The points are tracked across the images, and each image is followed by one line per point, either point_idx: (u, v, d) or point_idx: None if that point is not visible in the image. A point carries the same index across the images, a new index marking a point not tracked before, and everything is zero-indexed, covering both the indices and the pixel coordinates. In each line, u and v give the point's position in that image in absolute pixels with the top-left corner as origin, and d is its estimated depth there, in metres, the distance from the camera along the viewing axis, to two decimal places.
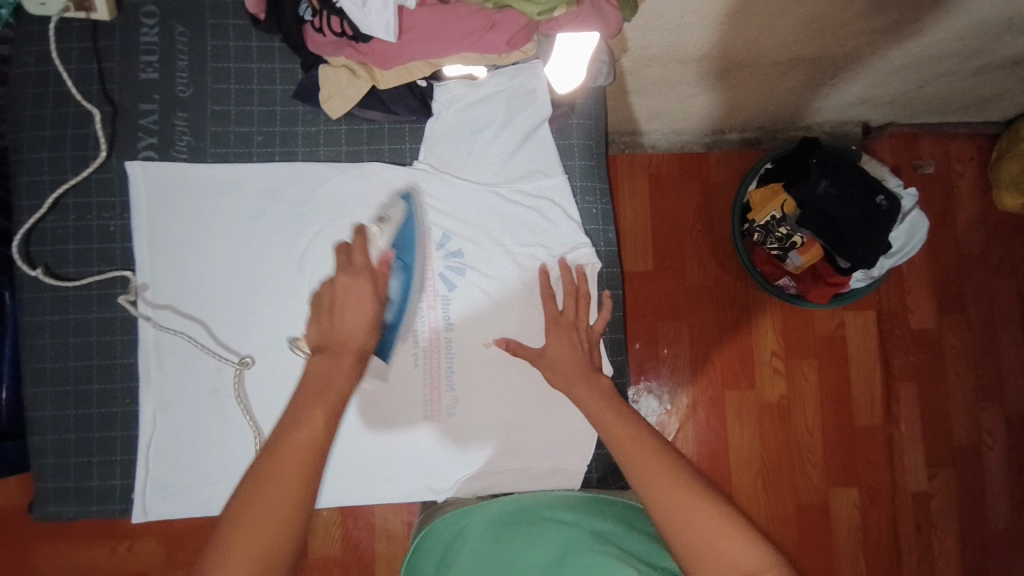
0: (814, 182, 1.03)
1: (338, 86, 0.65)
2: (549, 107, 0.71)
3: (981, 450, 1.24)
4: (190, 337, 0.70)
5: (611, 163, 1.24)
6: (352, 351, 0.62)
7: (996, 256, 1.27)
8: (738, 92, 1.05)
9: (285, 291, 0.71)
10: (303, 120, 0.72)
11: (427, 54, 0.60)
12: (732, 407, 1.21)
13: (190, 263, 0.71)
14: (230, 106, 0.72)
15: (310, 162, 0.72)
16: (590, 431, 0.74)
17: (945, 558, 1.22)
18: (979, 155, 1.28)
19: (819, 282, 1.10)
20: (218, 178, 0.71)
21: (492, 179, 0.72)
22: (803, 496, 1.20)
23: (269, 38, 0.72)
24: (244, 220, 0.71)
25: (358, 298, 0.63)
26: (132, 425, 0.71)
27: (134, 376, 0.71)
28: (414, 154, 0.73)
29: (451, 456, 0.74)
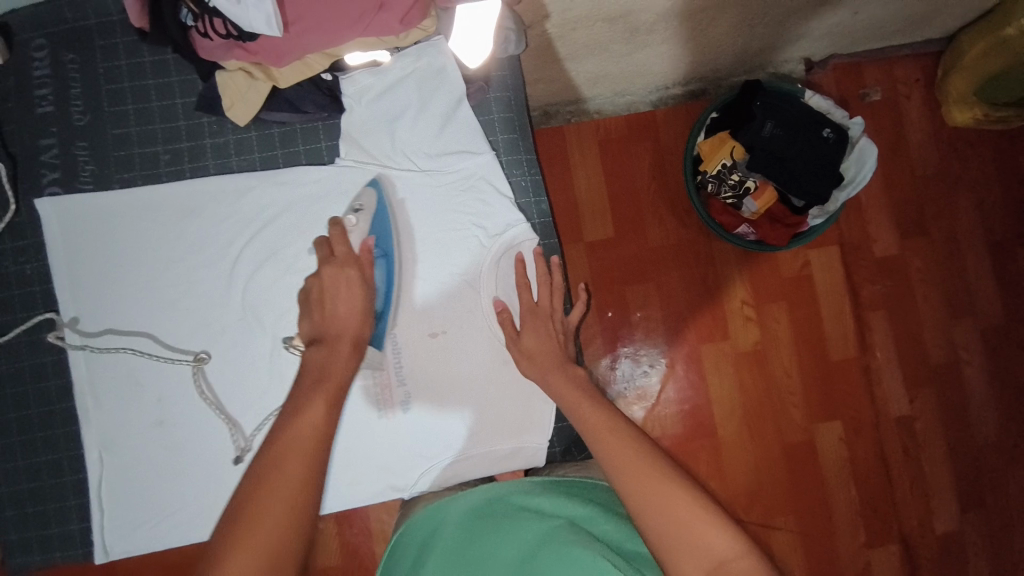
0: (760, 125, 1.04)
1: (239, 92, 0.64)
2: (461, 83, 0.69)
3: (958, 367, 1.26)
4: (125, 370, 0.69)
5: (560, 135, 1.22)
6: (348, 340, 0.65)
7: (951, 174, 1.28)
8: (672, 45, 1.03)
9: (218, 308, 0.70)
10: (209, 132, 0.69)
11: (320, 45, 0.57)
12: (711, 360, 1.22)
13: (116, 294, 0.69)
14: (131, 128, 0.69)
15: (223, 174, 0.69)
16: (548, 408, 0.74)
17: (935, 475, 1.25)
18: (925, 76, 1.28)
19: (776, 224, 1.09)
20: (131, 205, 0.68)
21: (418, 165, 0.71)
22: (789, 436, 1.22)
23: (161, 51, 0.69)
24: (166, 244, 0.69)
25: (348, 287, 0.66)
26: (82, 468, 0.69)
27: (75, 418, 0.69)
28: (332, 151, 0.70)
29: (411, 450, 0.74)
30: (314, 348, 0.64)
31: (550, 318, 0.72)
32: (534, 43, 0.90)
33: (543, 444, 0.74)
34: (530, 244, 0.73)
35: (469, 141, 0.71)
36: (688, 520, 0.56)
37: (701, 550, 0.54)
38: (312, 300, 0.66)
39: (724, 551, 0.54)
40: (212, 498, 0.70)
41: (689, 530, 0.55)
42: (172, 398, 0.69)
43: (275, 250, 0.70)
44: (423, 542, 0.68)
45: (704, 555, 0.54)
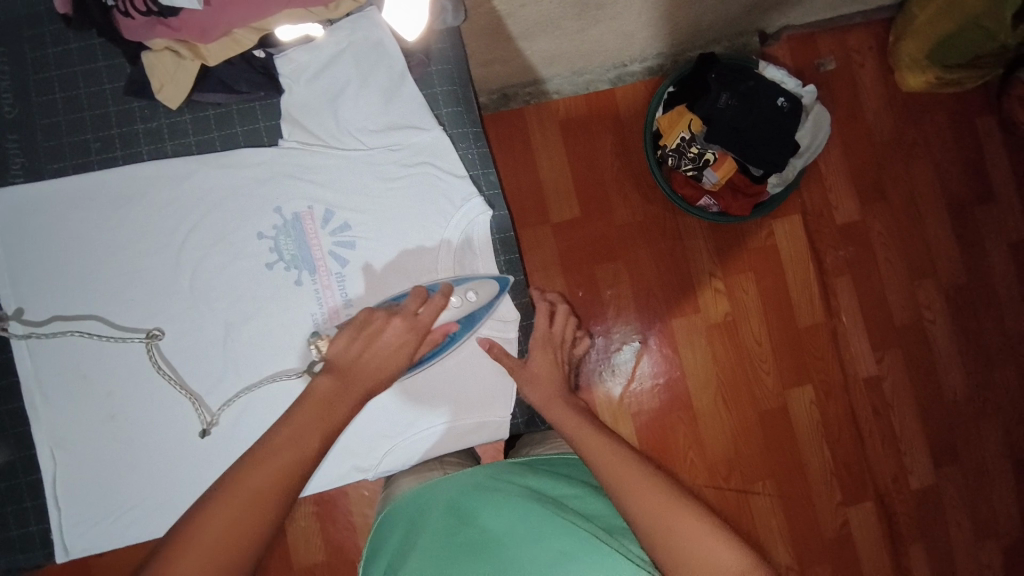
0: (716, 97, 1.04)
1: (167, 72, 0.62)
2: (400, 56, 0.68)
3: (923, 325, 1.29)
4: (72, 363, 0.67)
5: (522, 117, 1.22)
6: (361, 386, 0.62)
7: (907, 139, 1.30)
8: (625, 20, 1.03)
9: (162, 296, 0.68)
10: (141, 117, 0.68)
11: (247, 16, 0.57)
12: (683, 332, 1.23)
13: (58, 287, 0.67)
14: (60, 117, 0.67)
15: (159, 159, 0.68)
16: (509, 380, 0.74)
17: (906, 433, 1.28)
18: (876, 42, 1.29)
19: (738, 195, 1.11)
20: (68, 195, 0.67)
21: (364, 144, 0.70)
22: (763, 403, 1.23)
23: (88, 37, 0.67)
24: (105, 234, 0.67)
25: (397, 347, 0.64)
26: (36, 468, 0.68)
27: (25, 417, 0.68)
28: (272, 132, 0.70)
29: (373, 431, 0.73)
30: (325, 379, 0.60)
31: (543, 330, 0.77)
32: (483, 21, 0.89)
33: (506, 416, 0.74)
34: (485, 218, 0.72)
35: (414, 116, 0.70)
36: (691, 532, 0.54)
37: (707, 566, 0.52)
38: (362, 333, 0.63)
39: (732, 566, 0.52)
40: (169, 493, 0.69)
41: (696, 545, 0.53)
42: (122, 391, 0.68)
43: (221, 234, 0.68)
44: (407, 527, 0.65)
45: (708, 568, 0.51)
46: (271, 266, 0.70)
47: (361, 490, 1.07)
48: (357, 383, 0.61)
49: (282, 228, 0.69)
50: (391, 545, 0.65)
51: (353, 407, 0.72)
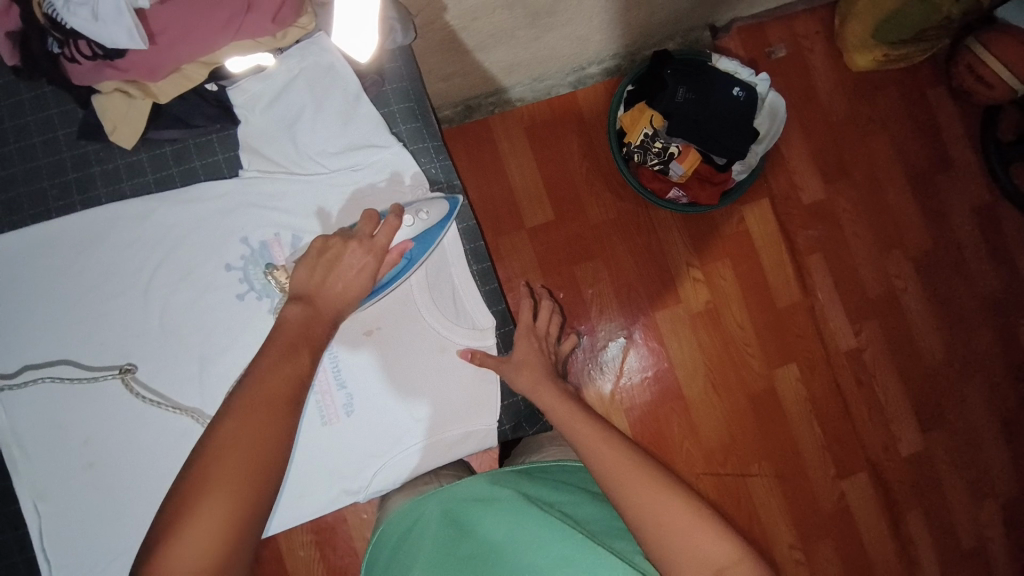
0: (673, 92, 1.06)
1: (120, 113, 0.62)
2: (354, 79, 0.68)
3: (898, 296, 1.32)
4: (49, 412, 0.66)
5: (487, 127, 1.23)
6: (329, 314, 0.63)
7: (862, 117, 1.34)
8: (578, 25, 1.05)
9: (133, 337, 0.67)
10: (97, 160, 0.67)
11: (193, 52, 0.57)
12: (667, 325, 1.24)
13: (27, 337, 0.66)
14: (17, 168, 0.67)
15: (118, 200, 0.67)
16: (492, 389, 0.74)
17: (893, 403, 1.30)
18: (824, 26, 1.33)
19: (705, 184, 1.13)
20: (31, 244, 0.66)
21: (326, 167, 0.70)
22: (751, 387, 1.25)
23: (38, 85, 0.66)
24: (70, 279, 0.67)
25: (359, 272, 0.64)
26: (23, 522, 0.67)
27: (6, 473, 0.66)
28: (231, 164, 0.69)
29: (359, 452, 0.73)
30: (296, 308, 0.62)
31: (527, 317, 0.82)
32: (437, 37, 0.90)
33: (492, 425, 0.75)
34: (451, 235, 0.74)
35: (373, 135, 0.70)
36: (686, 527, 0.56)
37: (702, 560, 0.55)
38: (323, 259, 0.63)
39: (724, 558, 0.55)
40: None
41: (692, 541, 0.56)
42: (100, 437, 0.67)
43: (189, 270, 0.68)
44: (403, 537, 0.66)
45: (703, 563, 0.55)
46: (242, 297, 0.69)
47: (361, 514, 1.06)
48: (318, 327, 0.62)
49: (249, 258, 0.69)
50: (386, 557, 0.67)
51: (337, 429, 0.72)
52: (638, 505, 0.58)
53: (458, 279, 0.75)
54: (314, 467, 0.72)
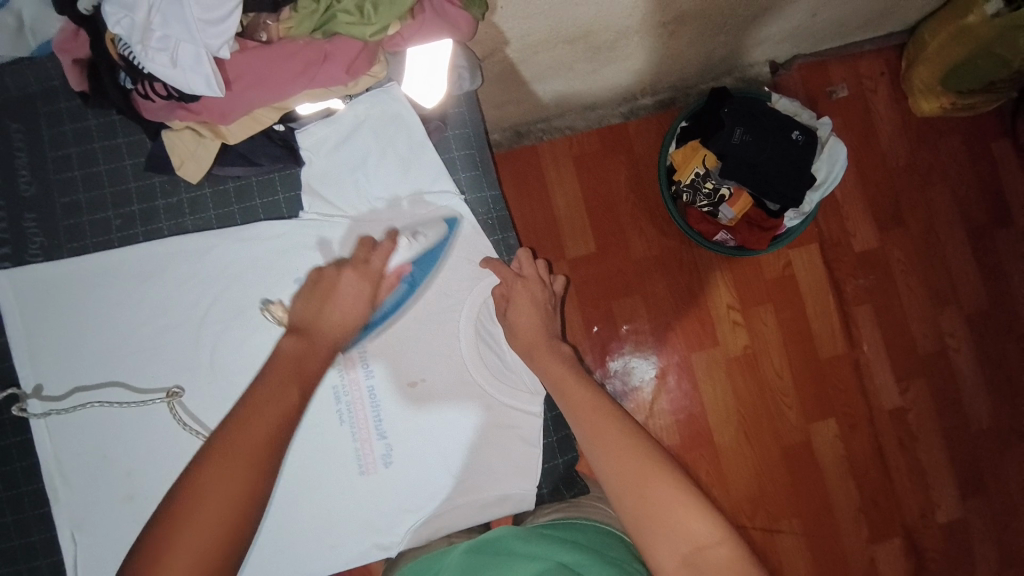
0: (730, 132, 1.03)
1: (187, 150, 0.61)
2: (419, 126, 0.68)
3: (947, 355, 1.27)
4: (95, 440, 0.67)
5: (534, 153, 1.22)
6: (327, 346, 0.63)
7: (923, 165, 1.29)
8: (638, 58, 1.03)
9: (183, 370, 0.68)
10: (162, 192, 0.68)
11: (265, 98, 0.56)
12: (702, 368, 1.21)
13: (77, 363, 0.67)
14: (79, 195, 0.68)
15: (178, 235, 0.68)
16: (535, 453, 0.73)
17: (933, 466, 1.25)
18: (889, 68, 1.29)
19: (754, 229, 1.09)
20: (89, 271, 0.67)
21: (386, 212, 0.70)
22: (786, 438, 1.21)
23: (106, 112, 0.67)
24: (124, 309, 0.67)
25: (354, 296, 0.64)
26: (57, 549, 0.67)
27: (46, 498, 0.67)
28: (290, 204, 0.69)
29: (390, 505, 0.70)
30: (292, 341, 0.62)
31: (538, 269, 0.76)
32: (497, 69, 0.90)
33: (531, 490, 0.72)
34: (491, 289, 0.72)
35: (432, 183, 0.70)
36: (669, 504, 0.59)
37: (683, 535, 0.57)
38: (318, 289, 0.64)
39: (705, 535, 0.57)
40: None
41: (673, 517, 0.58)
42: (140, 470, 0.67)
43: (241, 309, 0.68)
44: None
45: (682, 539, 0.57)
46: None
47: None
48: (313, 359, 0.62)
49: None
50: None
51: (369, 479, 0.70)
52: (622, 477, 0.60)
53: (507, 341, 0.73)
54: (346, 520, 0.70)
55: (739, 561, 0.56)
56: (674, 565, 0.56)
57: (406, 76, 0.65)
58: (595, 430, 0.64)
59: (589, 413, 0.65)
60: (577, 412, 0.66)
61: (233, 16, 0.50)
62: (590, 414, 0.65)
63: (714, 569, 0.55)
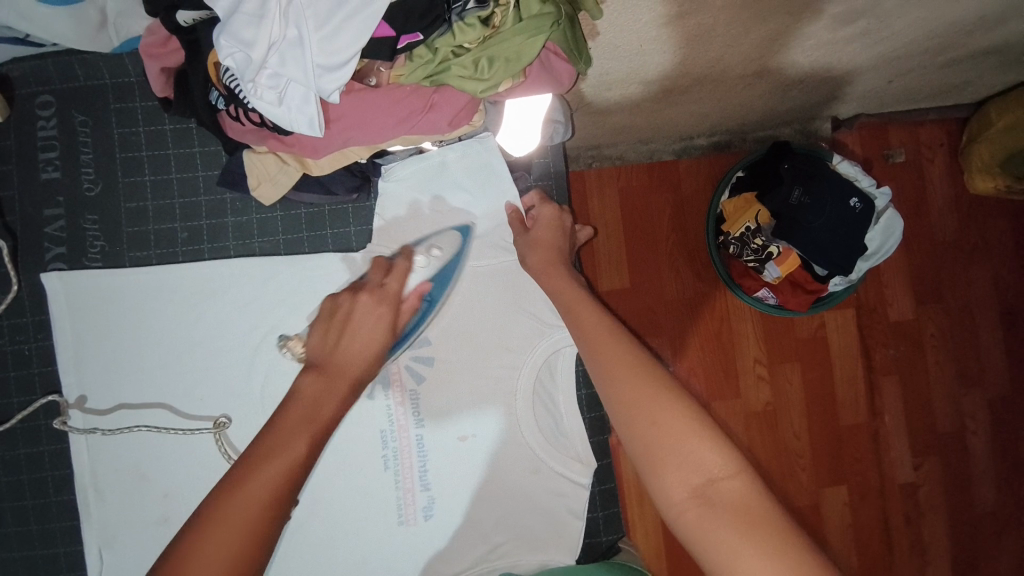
0: (788, 191, 1.00)
1: (266, 172, 0.61)
2: (507, 175, 0.69)
3: (965, 436, 1.26)
4: (133, 459, 0.66)
5: (581, 179, 1.19)
6: (348, 381, 0.60)
7: (969, 242, 1.27)
8: (704, 103, 1.00)
9: (230, 395, 0.68)
10: (232, 210, 0.68)
11: (362, 139, 0.57)
12: (722, 420, 1.19)
13: (124, 375, 0.67)
14: (147, 201, 0.68)
15: (244, 257, 0.68)
16: (579, 525, 0.71)
17: (936, 544, 1.24)
18: (948, 139, 1.26)
19: (797, 290, 1.07)
20: (150, 285, 0.67)
21: (455, 257, 0.70)
22: (795, 501, 1.20)
23: (183, 119, 0.67)
24: (179, 327, 0.67)
25: (376, 325, 0.62)
26: (80, 563, 0.67)
27: (75, 511, 0.66)
28: (360, 237, 0.69)
29: (426, 559, 0.70)
30: (313, 379, 0.59)
31: (562, 221, 0.70)
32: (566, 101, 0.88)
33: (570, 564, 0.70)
34: (556, 354, 0.71)
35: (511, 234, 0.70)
36: (683, 434, 0.53)
37: (694, 466, 0.52)
38: (335, 322, 0.62)
39: (716, 468, 0.52)
40: None
41: (684, 445, 0.52)
42: (178, 492, 0.67)
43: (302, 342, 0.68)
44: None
45: (694, 470, 0.52)
46: None
47: None
48: (332, 399, 0.59)
49: None
50: None
51: (407, 529, 0.70)
52: (631, 402, 0.55)
53: (564, 406, 0.72)
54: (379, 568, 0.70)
55: (756, 498, 0.50)
56: (682, 495, 0.51)
57: (501, 128, 0.64)
58: (606, 354, 0.58)
59: (600, 340, 0.60)
60: (590, 343, 0.60)
61: (349, 62, 0.48)
62: (600, 343, 0.60)
63: (726, 506, 0.50)
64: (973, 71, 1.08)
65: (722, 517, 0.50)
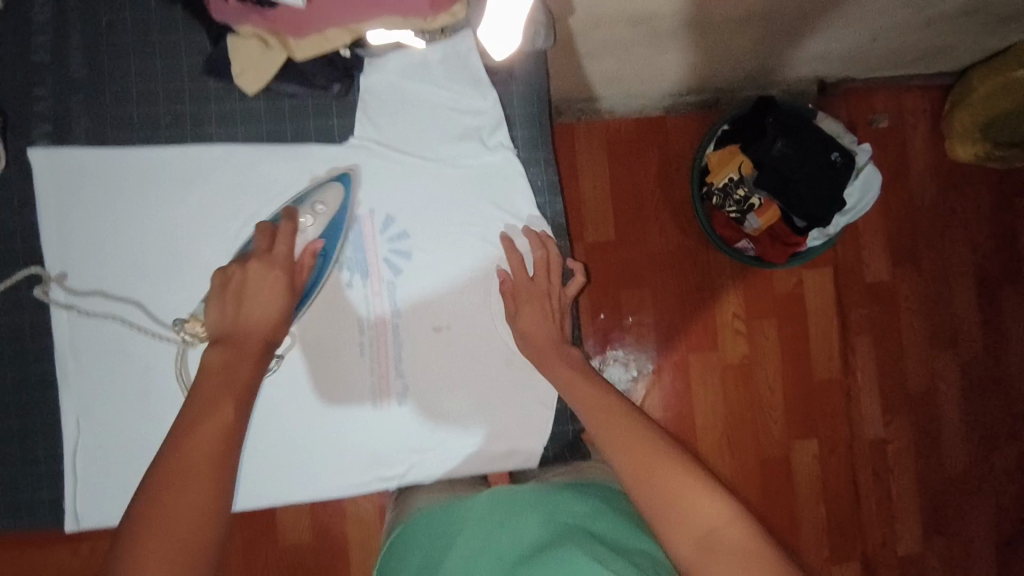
0: (770, 143, 1.02)
1: (250, 59, 0.65)
2: (484, 72, 0.72)
3: (935, 395, 1.30)
4: (110, 338, 0.69)
5: (569, 132, 1.20)
6: (253, 346, 0.65)
7: (947, 208, 1.30)
8: (693, 53, 1.01)
9: (211, 278, 0.70)
10: (215, 97, 0.70)
11: (347, 19, 0.59)
12: (698, 371, 1.23)
13: (107, 251, 0.69)
14: (132, 85, 0.69)
15: (228, 142, 0.70)
16: (548, 413, 0.76)
17: (902, 498, 1.28)
18: (932, 106, 1.29)
19: (776, 242, 1.10)
20: (133, 166, 0.69)
21: (438, 154, 0.74)
22: (766, 450, 1.24)
23: (172, 8, 0.68)
24: (163, 208, 0.70)
25: (269, 290, 0.66)
26: (56, 433, 0.69)
27: (54, 382, 0.69)
28: (343, 131, 0.72)
29: (402, 441, 0.74)
30: (218, 351, 0.64)
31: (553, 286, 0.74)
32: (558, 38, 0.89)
33: (538, 449, 0.75)
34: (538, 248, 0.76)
35: (489, 138, 0.73)
36: (685, 494, 0.59)
37: (696, 520, 0.58)
38: (228, 292, 0.65)
39: (718, 519, 0.58)
40: None
41: (687, 500, 0.59)
42: (158, 366, 0.70)
43: None
44: (427, 540, 0.66)
45: (697, 525, 0.58)
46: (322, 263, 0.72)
47: None
48: (244, 366, 0.64)
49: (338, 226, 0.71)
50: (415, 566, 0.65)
51: (381, 411, 0.73)
52: (632, 468, 0.62)
53: None
54: (356, 445, 0.73)
55: (754, 540, 0.56)
56: (689, 550, 0.56)
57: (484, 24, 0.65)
58: (604, 425, 0.66)
59: (598, 410, 0.68)
60: (590, 412, 0.68)
61: None
62: (601, 413, 0.67)
63: (728, 551, 0.55)
64: (958, 33, 1.09)
65: (727, 560, 0.54)
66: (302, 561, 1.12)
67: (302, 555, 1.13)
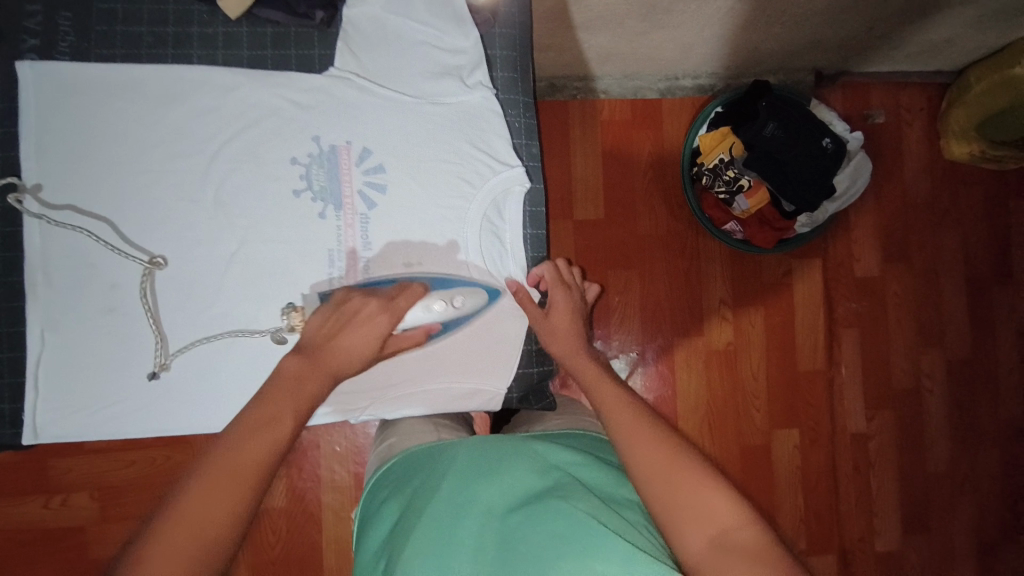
0: (761, 125, 1.01)
1: None
2: (465, 9, 0.75)
3: (920, 394, 1.29)
4: (78, 252, 0.70)
5: (565, 111, 1.20)
6: (327, 371, 0.64)
7: (939, 206, 1.30)
8: (687, 31, 0.99)
9: (184, 200, 0.71)
10: (200, 21, 0.71)
11: None
12: (682, 355, 1.22)
13: (82, 165, 0.70)
14: (118, 4, 0.70)
15: (208, 65, 0.71)
16: (513, 352, 0.79)
17: (883, 494, 1.28)
18: (929, 105, 1.29)
19: (764, 227, 1.11)
20: (113, 82, 0.70)
21: (418, 92, 0.75)
22: (748, 439, 1.23)
23: None
24: (140, 125, 0.70)
25: (368, 331, 0.67)
26: (21, 345, 0.70)
27: (21, 295, 0.70)
28: (323, 61, 0.73)
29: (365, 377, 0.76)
30: (295, 359, 0.64)
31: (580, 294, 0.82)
32: (553, 9, 0.89)
33: (502, 390, 0.79)
34: (513, 191, 0.79)
35: (468, 77, 0.77)
36: (696, 493, 0.55)
37: (708, 516, 0.53)
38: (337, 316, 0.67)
39: (732, 519, 0.53)
40: (156, 396, 0.72)
41: (697, 497, 0.54)
42: (126, 285, 0.71)
43: (257, 152, 0.72)
44: (411, 471, 0.68)
45: (709, 520, 0.53)
46: (298, 193, 0.74)
47: (333, 446, 1.13)
48: (313, 379, 0.63)
49: (316, 157, 0.74)
50: (400, 504, 0.64)
51: None
52: (643, 468, 0.59)
53: (510, 239, 0.80)
54: None
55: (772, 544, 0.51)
56: (700, 546, 0.52)
57: None
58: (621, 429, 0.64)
59: (615, 412, 0.67)
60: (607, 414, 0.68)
61: None
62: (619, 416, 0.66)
63: (743, 550, 0.50)
64: (954, 27, 1.08)
65: (741, 560, 0.49)
66: (273, 524, 1.12)
67: (274, 521, 1.12)
